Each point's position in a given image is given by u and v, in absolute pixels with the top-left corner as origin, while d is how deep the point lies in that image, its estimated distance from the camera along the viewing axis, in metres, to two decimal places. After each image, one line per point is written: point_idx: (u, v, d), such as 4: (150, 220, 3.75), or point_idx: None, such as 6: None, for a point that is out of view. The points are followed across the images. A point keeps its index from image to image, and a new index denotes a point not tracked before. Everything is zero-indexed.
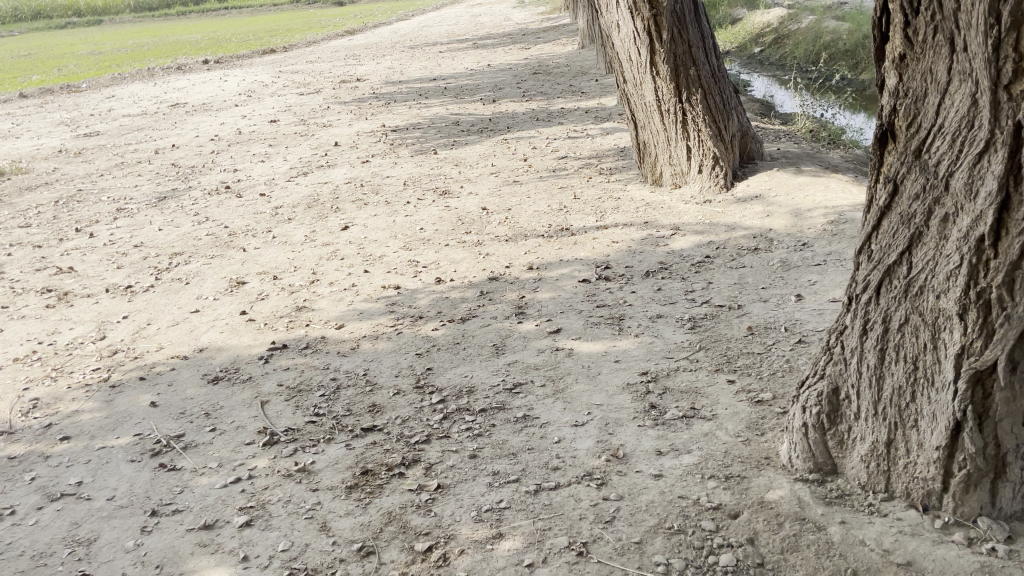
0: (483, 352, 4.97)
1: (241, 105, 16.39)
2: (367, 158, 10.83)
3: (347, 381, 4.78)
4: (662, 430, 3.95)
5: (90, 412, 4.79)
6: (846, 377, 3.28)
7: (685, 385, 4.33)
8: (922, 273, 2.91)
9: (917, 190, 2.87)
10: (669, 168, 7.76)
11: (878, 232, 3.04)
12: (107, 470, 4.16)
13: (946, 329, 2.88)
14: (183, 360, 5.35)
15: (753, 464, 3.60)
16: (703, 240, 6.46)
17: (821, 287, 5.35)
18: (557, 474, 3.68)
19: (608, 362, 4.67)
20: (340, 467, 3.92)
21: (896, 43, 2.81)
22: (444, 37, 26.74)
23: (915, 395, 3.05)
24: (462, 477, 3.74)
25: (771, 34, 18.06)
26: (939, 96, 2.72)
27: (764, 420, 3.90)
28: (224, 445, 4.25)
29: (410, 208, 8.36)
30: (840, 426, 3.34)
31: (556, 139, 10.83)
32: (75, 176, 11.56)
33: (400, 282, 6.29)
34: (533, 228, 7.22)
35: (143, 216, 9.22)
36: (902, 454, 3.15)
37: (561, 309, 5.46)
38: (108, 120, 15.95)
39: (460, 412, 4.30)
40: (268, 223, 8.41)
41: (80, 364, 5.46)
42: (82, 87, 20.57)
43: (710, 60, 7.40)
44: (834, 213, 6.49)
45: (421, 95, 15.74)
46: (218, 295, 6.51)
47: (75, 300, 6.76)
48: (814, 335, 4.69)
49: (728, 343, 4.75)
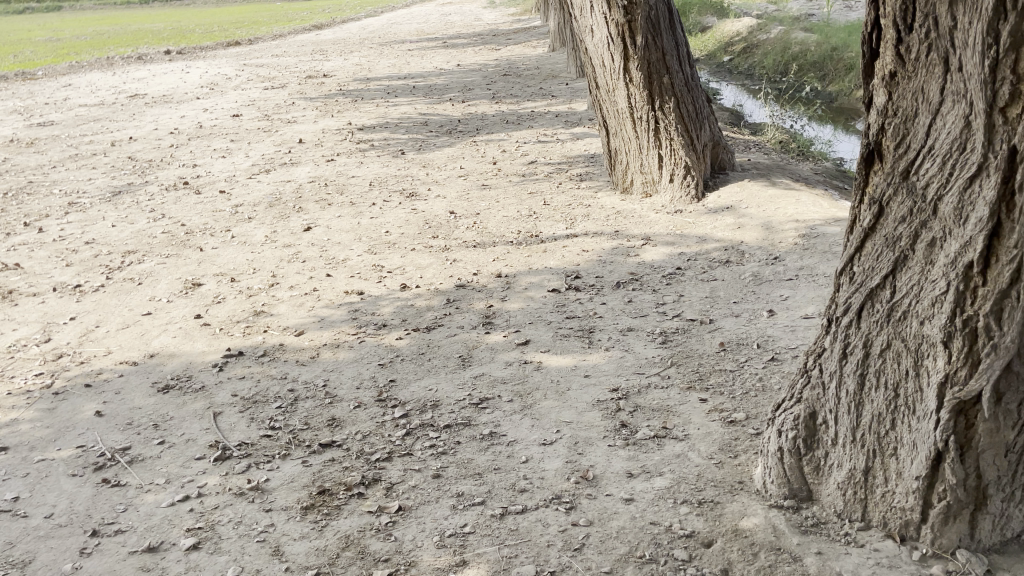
0: (449, 363, 4.81)
1: (204, 98, 16.04)
2: (332, 156, 10.60)
3: (305, 394, 4.58)
4: (633, 450, 3.82)
5: (30, 420, 4.52)
6: (824, 403, 3.18)
7: (657, 403, 4.21)
8: (906, 298, 2.82)
9: (903, 213, 2.77)
10: (640, 176, 7.68)
11: (860, 253, 2.94)
12: (46, 485, 3.91)
13: (929, 357, 2.79)
14: (132, 366, 5.10)
15: (727, 489, 3.48)
16: (674, 251, 6.37)
17: (793, 302, 5.28)
18: (523, 497, 3.53)
19: (577, 377, 4.54)
20: (296, 486, 3.73)
21: (886, 60, 2.70)
22: (413, 35, 26.51)
23: (895, 423, 2.96)
24: (425, 498, 3.57)
25: (740, 43, 18.14)
26: (930, 118, 2.64)
27: (738, 442, 3.80)
28: (172, 460, 4.02)
29: (375, 209, 8.18)
30: (816, 452, 3.24)
31: (526, 143, 10.71)
32: (26, 167, 11.15)
33: (364, 287, 6.10)
34: (501, 235, 7.06)
35: (96, 211, 8.89)
36: (880, 482, 3.05)
37: (529, 320, 5.32)
38: (63, 109, 15.47)
39: (424, 428, 4.12)
40: (227, 222, 8.15)
41: (22, 368, 5.18)
42: (37, 75, 19.93)
43: (684, 68, 7.33)
44: (806, 227, 6.44)
45: (389, 94, 15.48)
46: (173, 297, 6.26)
47: (20, 299, 6.45)
48: (786, 354, 4.61)
49: (701, 359, 4.65)
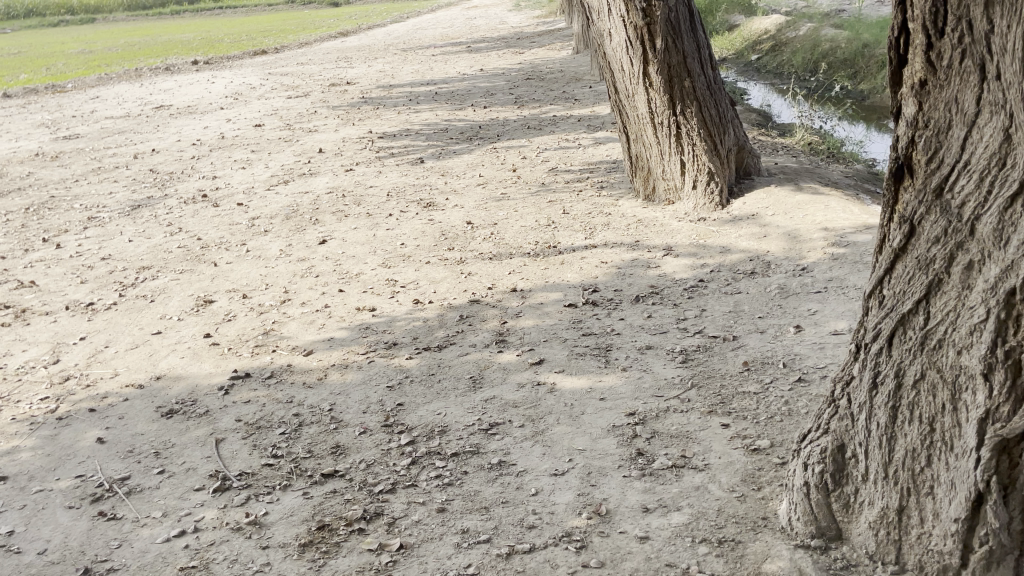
0: (460, 385, 4.62)
1: (228, 108, 16.05)
2: (351, 166, 10.49)
3: (310, 419, 4.42)
4: (649, 482, 3.61)
5: (31, 448, 4.41)
6: (853, 436, 2.95)
7: (675, 429, 3.99)
8: (941, 325, 2.58)
9: (937, 233, 2.54)
10: (663, 183, 7.44)
11: (891, 276, 2.71)
12: (41, 518, 3.79)
13: (967, 390, 2.54)
14: (137, 389, 4.99)
15: (749, 526, 3.27)
16: (696, 262, 6.14)
17: (822, 317, 5.02)
18: (532, 534, 3.34)
19: (593, 400, 4.32)
20: (295, 520, 3.57)
21: (915, 67, 2.50)
22: (438, 40, 26.37)
23: (931, 460, 2.70)
24: (428, 536, 3.38)
25: (768, 42, 17.75)
26: (966, 130, 2.42)
27: (761, 472, 3.57)
28: (171, 491, 3.89)
29: (392, 220, 8.03)
30: (846, 488, 3.00)
31: (548, 149, 10.50)
32: (49, 181, 11.18)
33: (376, 304, 5.95)
34: (519, 246, 6.88)
35: (114, 226, 8.86)
36: (915, 523, 2.80)
37: (544, 337, 5.12)
38: (90, 122, 15.58)
39: (431, 457, 3.95)
40: (243, 235, 8.05)
41: (29, 392, 5.09)
42: (66, 88, 20.13)
43: (707, 71, 7.06)
44: (835, 236, 6.17)
45: (412, 101, 15.36)
46: (184, 315, 6.15)
47: (32, 318, 6.40)
48: (814, 374, 4.37)
49: (723, 380, 4.41)
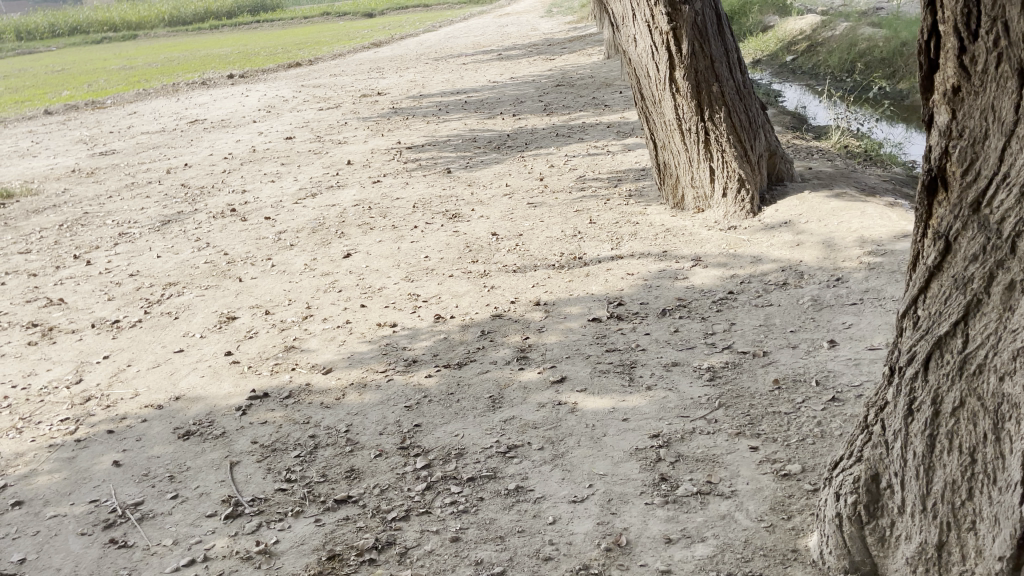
0: (479, 405, 4.49)
1: (260, 121, 16.17)
2: (379, 178, 10.44)
3: (326, 440, 4.33)
4: (672, 510, 3.44)
5: (48, 472, 4.38)
6: (889, 464, 2.75)
7: (702, 452, 3.82)
8: (981, 349, 2.37)
9: (975, 250, 2.35)
10: (692, 190, 7.24)
11: (925, 294, 2.53)
12: (53, 545, 3.74)
13: (1011, 420, 2.31)
14: (156, 409, 4.94)
15: (778, 560, 3.10)
16: (726, 273, 5.94)
17: (857, 331, 4.80)
18: (548, 566, 3.19)
19: (615, 421, 4.17)
20: (305, 549, 3.47)
21: (947, 73, 2.34)
22: (471, 48, 26.36)
23: (972, 493, 2.47)
24: (440, 567, 3.26)
25: (804, 42, 17.38)
26: (1004, 140, 2.25)
27: (791, 500, 3.40)
28: (183, 517, 3.81)
29: (417, 232, 7.95)
30: (881, 521, 2.80)
31: (576, 157, 10.33)
32: (84, 198, 11.31)
33: (398, 319, 5.85)
34: (543, 257, 6.74)
35: (144, 241, 8.92)
36: (956, 560, 2.55)
37: (567, 354, 4.98)
38: (126, 137, 15.79)
39: (446, 482, 3.82)
40: (269, 250, 8.03)
41: (50, 413, 5.08)
42: (105, 104, 20.46)
43: (737, 75, 6.84)
44: (872, 245, 5.92)
45: (441, 110, 15.30)
46: (206, 332, 6.12)
47: (59, 336, 6.42)
48: (849, 393, 4.16)
49: (752, 399, 4.22)
